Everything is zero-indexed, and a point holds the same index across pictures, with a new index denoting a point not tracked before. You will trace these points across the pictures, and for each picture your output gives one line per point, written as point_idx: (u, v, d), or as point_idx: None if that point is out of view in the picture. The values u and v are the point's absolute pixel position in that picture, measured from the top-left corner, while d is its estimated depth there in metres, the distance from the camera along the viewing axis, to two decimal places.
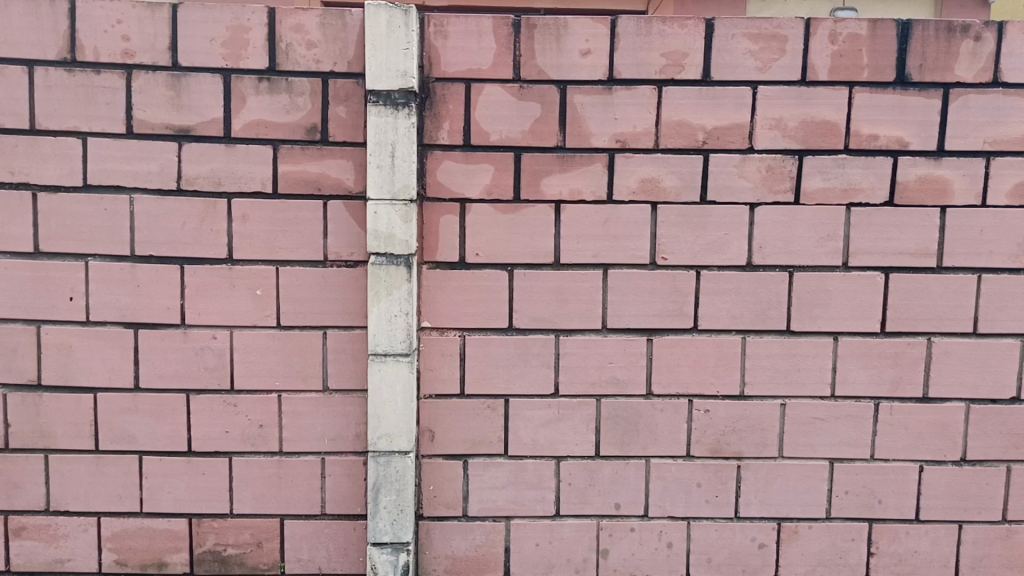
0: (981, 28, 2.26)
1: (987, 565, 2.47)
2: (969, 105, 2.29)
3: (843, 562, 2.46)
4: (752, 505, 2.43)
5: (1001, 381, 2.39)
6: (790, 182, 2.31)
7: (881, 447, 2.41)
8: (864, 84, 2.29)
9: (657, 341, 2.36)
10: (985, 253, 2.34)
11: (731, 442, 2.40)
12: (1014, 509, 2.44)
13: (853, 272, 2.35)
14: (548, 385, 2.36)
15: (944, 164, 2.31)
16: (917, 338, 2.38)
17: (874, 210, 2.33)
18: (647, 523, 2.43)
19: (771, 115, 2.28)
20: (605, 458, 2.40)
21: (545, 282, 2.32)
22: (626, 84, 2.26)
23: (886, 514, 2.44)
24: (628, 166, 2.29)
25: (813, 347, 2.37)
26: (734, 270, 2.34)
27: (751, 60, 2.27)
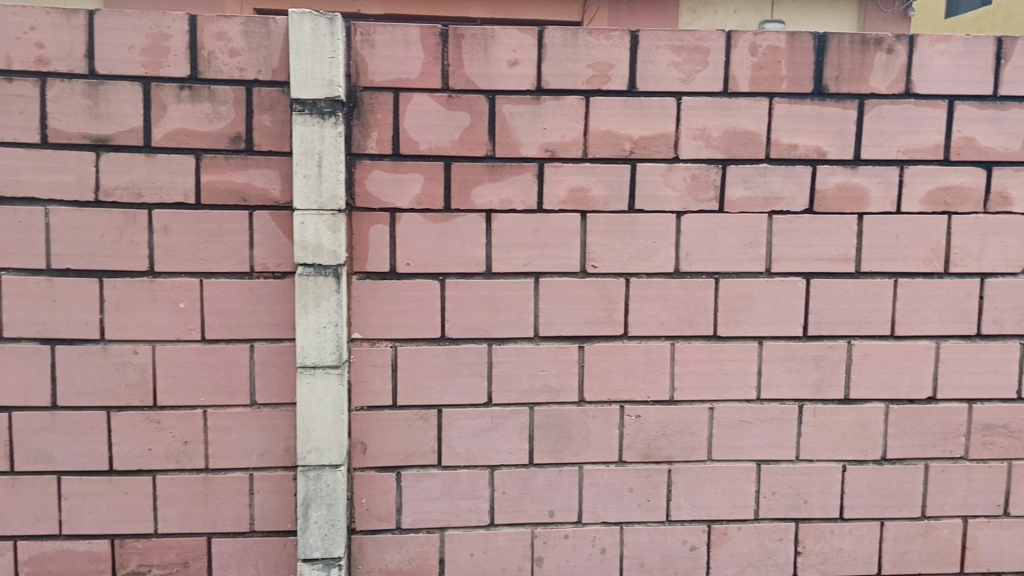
0: (893, 41, 2.35)
1: (908, 560, 2.56)
2: (882, 115, 2.38)
3: (771, 562, 2.51)
4: (683, 508, 2.47)
5: (918, 381, 2.48)
6: (714, 191, 2.36)
7: (806, 448, 2.48)
8: (784, 95, 2.35)
9: (588, 348, 2.38)
10: (901, 258, 2.44)
11: (662, 447, 2.44)
12: (932, 505, 2.54)
13: (776, 278, 2.41)
14: (480, 394, 2.36)
15: (860, 172, 2.40)
16: (838, 341, 2.45)
17: (794, 217, 2.39)
18: (580, 529, 2.44)
19: (695, 125, 2.33)
20: (538, 466, 2.41)
21: (476, 291, 2.32)
22: (553, 93, 2.28)
23: (811, 513, 2.51)
24: (557, 175, 2.31)
25: (739, 351, 2.42)
26: (662, 276, 2.38)
27: (675, 71, 2.31)
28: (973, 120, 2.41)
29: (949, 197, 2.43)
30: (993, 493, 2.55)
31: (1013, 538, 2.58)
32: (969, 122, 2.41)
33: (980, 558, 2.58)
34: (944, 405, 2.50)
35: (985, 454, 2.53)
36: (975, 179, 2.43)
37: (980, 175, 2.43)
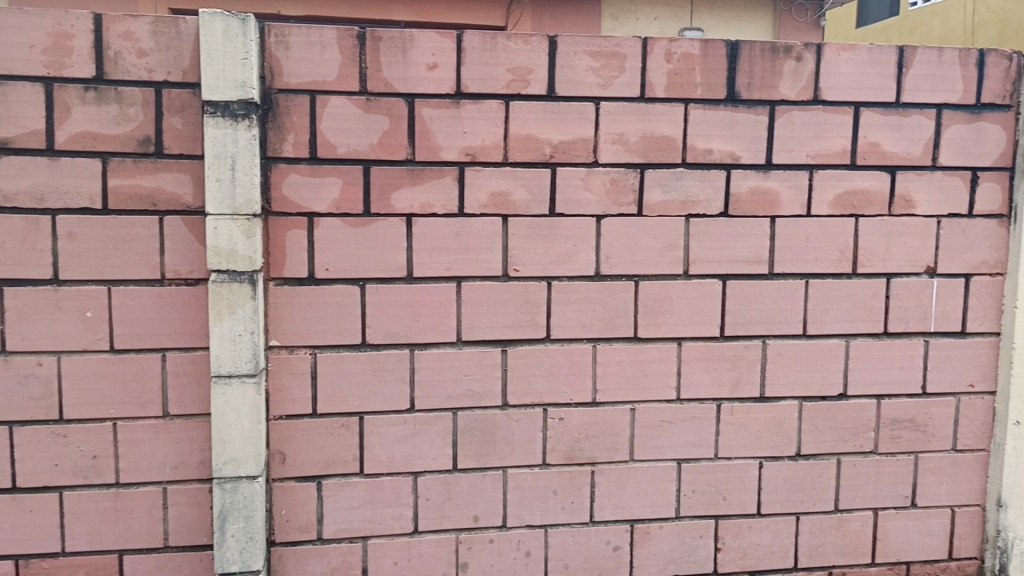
0: (802, 49, 2.43)
1: (823, 552, 2.64)
2: (793, 121, 2.46)
3: (692, 559, 2.56)
4: (606, 509, 2.49)
5: (829, 378, 2.57)
6: (633, 195, 2.40)
7: (724, 446, 2.53)
8: (698, 101, 2.40)
9: (511, 351, 2.38)
10: (811, 260, 2.52)
11: (585, 448, 2.46)
12: (844, 498, 2.63)
13: (693, 280, 2.46)
14: (403, 400, 2.34)
15: (772, 176, 2.47)
16: (753, 340, 2.51)
17: (710, 220, 2.45)
18: (505, 533, 2.44)
19: (613, 130, 2.36)
20: (462, 471, 2.40)
21: (397, 296, 2.30)
22: (473, 97, 2.28)
23: (730, 509, 2.57)
24: (478, 179, 2.30)
25: (659, 352, 2.46)
26: (583, 280, 2.40)
27: (593, 77, 2.34)
28: (877, 127, 2.51)
29: (856, 201, 2.52)
30: (900, 485, 2.66)
31: (919, 528, 2.69)
32: (874, 128, 2.50)
33: (889, 548, 2.68)
34: (854, 401, 2.59)
35: (893, 447, 2.63)
36: (880, 183, 2.53)
37: (884, 179, 2.53)
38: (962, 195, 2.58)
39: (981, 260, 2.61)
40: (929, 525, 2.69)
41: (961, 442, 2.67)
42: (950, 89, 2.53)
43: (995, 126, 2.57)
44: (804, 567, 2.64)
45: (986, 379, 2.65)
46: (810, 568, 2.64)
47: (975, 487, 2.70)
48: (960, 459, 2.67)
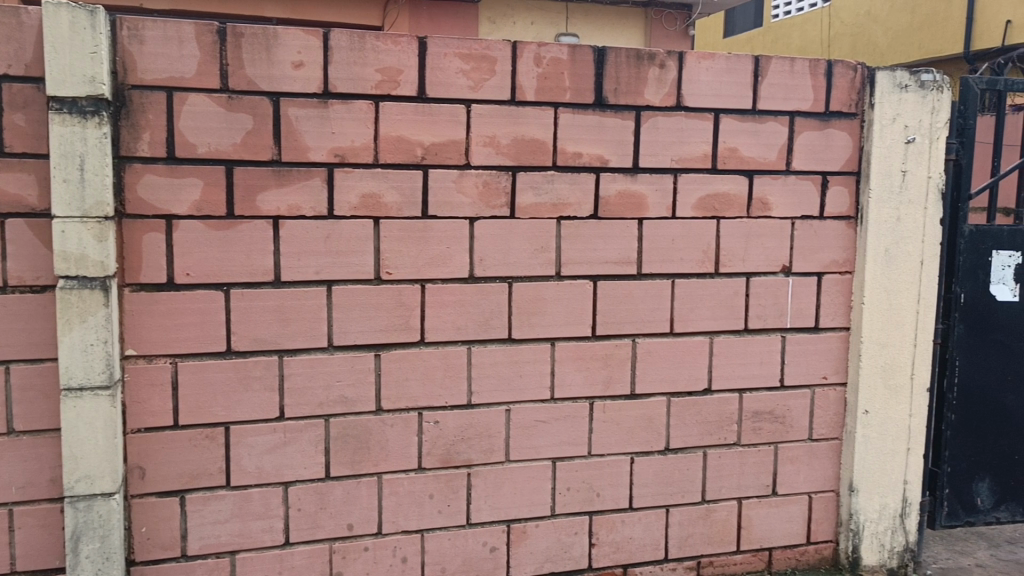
0: (665, 57, 2.52)
1: (692, 543, 2.73)
2: (657, 126, 2.54)
3: (567, 555, 2.60)
4: (483, 511, 2.49)
5: (695, 374, 2.67)
6: (505, 198, 2.41)
7: (597, 444, 2.59)
8: (567, 105, 2.45)
9: (385, 356, 2.35)
10: (677, 260, 2.61)
11: (461, 451, 2.45)
12: (711, 489, 2.73)
13: (565, 280, 2.50)
14: (272, 409, 2.27)
15: (639, 179, 2.54)
16: (623, 339, 2.58)
17: (581, 222, 2.49)
18: (381, 540, 2.40)
19: (484, 132, 2.37)
20: (335, 479, 2.34)
21: (265, 301, 2.23)
22: (341, 97, 2.24)
23: (603, 505, 2.62)
24: (347, 181, 2.26)
25: (533, 353, 2.49)
26: (457, 282, 2.40)
27: (463, 79, 2.34)
28: (736, 133, 2.62)
29: (717, 203, 2.63)
30: (762, 474, 2.79)
31: (780, 515, 2.83)
32: (733, 133, 2.62)
33: (753, 535, 2.80)
34: (718, 395, 2.70)
35: (754, 438, 2.76)
36: (739, 187, 2.65)
37: (743, 183, 2.65)
38: (813, 198, 2.73)
39: (832, 259, 2.77)
40: (789, 511, 2.83)
41: (817, 431, 2.83)
42: (802, 97, 2.68)
43: (843, 133, 2.74)
44: (675, 557, 2.73)
45: (837, 372, 2.82)
46: (680, 558, 2.73)
47: (829, 474, 2.86)
48: (816, 448, 2.83)
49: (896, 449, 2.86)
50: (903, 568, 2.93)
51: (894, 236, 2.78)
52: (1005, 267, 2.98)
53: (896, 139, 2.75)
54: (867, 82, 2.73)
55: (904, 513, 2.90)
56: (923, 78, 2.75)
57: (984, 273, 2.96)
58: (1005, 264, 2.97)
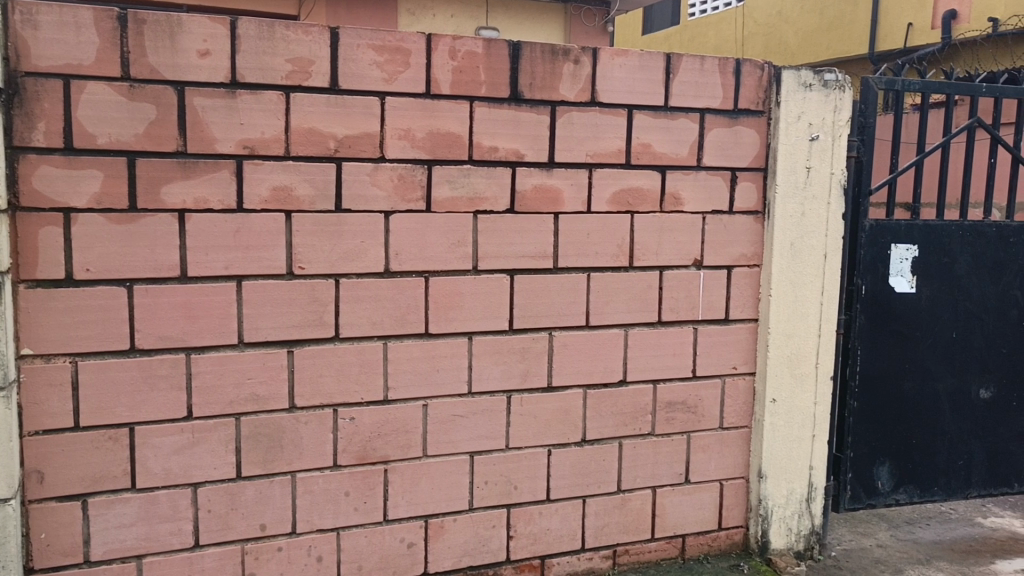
0: (579, 53, 2.54)
1: (608, 532, 2.78)
2: (572, 121, 2.56)
3: (486, 549, 2.61)
4: (400, 507, 2.48)
5: (610, 366, 2.71)
6: (421, 191, 2.40)
7: (514, 437, 2.60)
8: (483, 99, 2.44)
9: (298, 352, 2.30)
10: (592, 254, 2.64)
11: (378, 447, 2.43)
12: (626, 479, 2.78)
13: (482, 274, 2.50)
14: (179, 408, 2.20)
15: (555, 174, 2.56)
16: (540, 333, 2.60)
17: (497, 217, 2.50)
18: (295, 540, 2.36)
19: (399, 126, 2.35)
20: (247, 479, 2.29)
21: (171, 297, 2.16)
22: (250, 88, 2.19)
23: (521, 498, 2.64)
24: (257, 174, 2.21)
25: (449, 347, 2.48)
26: (372, 276, 2.37)
27: (377, 71, 2.31)
28: (648, 129, 2.67)
29: (631, 198, 2.67)
30: (675, 463, 2.85)
31: (693, 502, 2.90)
32: (645, 129, 2.66)
33: (667, 522, 2.86)
34: (633, 386, 2.75)
35: (668, 428, 2.82)
36: (652, 182, 2.70)
37: (656, 178, 2.70)
38: (723, 194, 2.80)
39: (741, 253, 2.85)
40: (701, 498, 2.91)
41: (727, 419, 2.91)
42: (711, 95, 2.74)
43: (751, 131, 2.81)
44: (591, 547, 2.76)
45: (746, 362, 2.91)
46: (597, 548, 2.77)
47: (739, 461, 2.95)
48: (727, 436, 2.91)
49: (802, 436, 2.97)
50: (810, 550, 3.04)
51: (799, 231, 2.87)
52: (903, 260, 3.11)
53: (801, 136, 2.84)
54: (774, 81, 2.82)
55: (810, 497, 3.02)
56: (826, 78, 2.85)
57: (884, 266, 3.08)
58: (903, 257, 3.11)
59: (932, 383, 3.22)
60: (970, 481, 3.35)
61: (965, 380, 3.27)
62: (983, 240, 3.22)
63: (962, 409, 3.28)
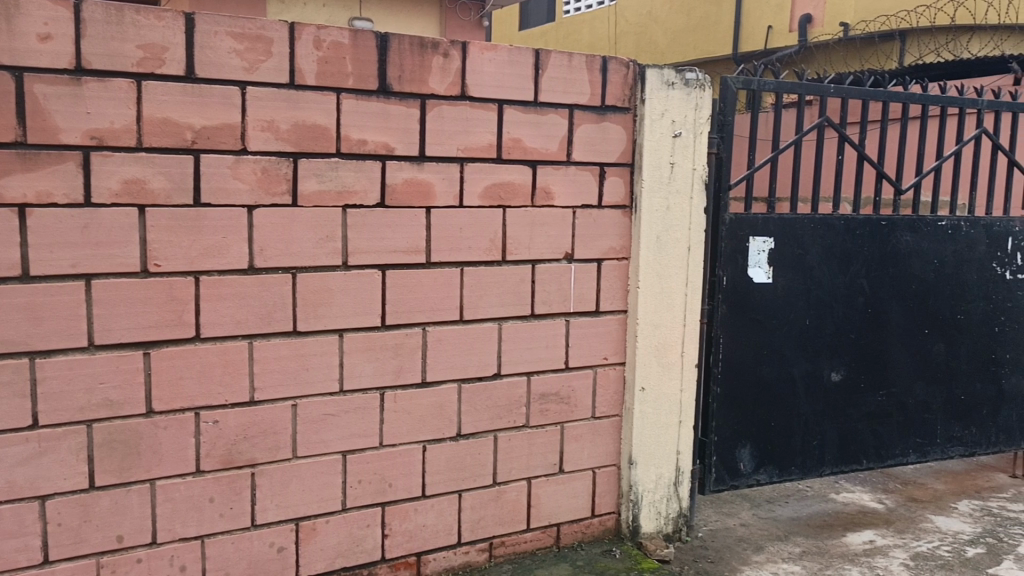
0: (448, 46, 2.53)
1: (484, 525, 2.79)
2: (442, 115, 2.54)
3: (359, 549, 2.56)
4: (269, 511, 2.40)
5: (484, 360, 2.72)
6: (286, 185, 2.32)
7: (388, 434, 2.57)
8: (350, 91, 2.39)
9: (156, 354, 2.19)
10: (465, 248, 2.64)
11: (244, 450, 2.34)
12: (502, 471, 2.80)
13: (352, 270, 2.45)
14: (23, 417, 2.05)
15: (425, 168, 2.53)
16: (413, 329, 2.57)
17: (367, 211, 2.45)
18: (155, 550, 2.25)
19: (261, 117, 2.27)
20: (101, 489, 2.16)
21: (11, 298, 2.01)
22: (97, 75, 2.06)
23: (396, 495, 2.61)
24: (107, 166, 2.09)
25: (319, 345, 2.42)
26: (235, 273, 2.28)
27: (236, 60, 2.22)
28: (519, 123, 2.68)
29: (503, 192, 2.69)
30: (550, 454, 2.89)
31: (567, 491, 2.95)
32: (516, 124, 2.68)
33: (542, 512, 2.91)
34: (506, 379, 2.77)
35: (542, 419, 2.86)
36: (523, 176, 2.72)
37: (527, 172, 2.72)
38: (592, 188, 2.85)
39: (610, 246, 2.91)
40: (575, 487, 2.96)
41: (599, 409, 2.97)
42: (579, 91, 2.79)
43: (617, 127, 2.88)
44: (467, 541, 2.77)
45: (616, 352, 2.98)
46: (473, 541, 2.78)
47: (611, 448, 3.02)
48: (598, 425, 2.98)
49: (669, 422, 3.07)
50: (678, 532, 3.15)
51: (664, 224, 2.96)
52: (761, 252, 3.26)
53: (664, 132, 2.93)
54: (639, 78, 2.89)
55: (677, 481, 3.12)
56: (688, 77, 2.95)
57: (743, 258, 3.22)
58: (760, 249, 3.26)
59: (788, 367, 3.39)
60: (824, 460, 3.55)
61: (818, 364, 3.47)
62: (832, 232, 3.42)
63: (815, 392, 3.48)
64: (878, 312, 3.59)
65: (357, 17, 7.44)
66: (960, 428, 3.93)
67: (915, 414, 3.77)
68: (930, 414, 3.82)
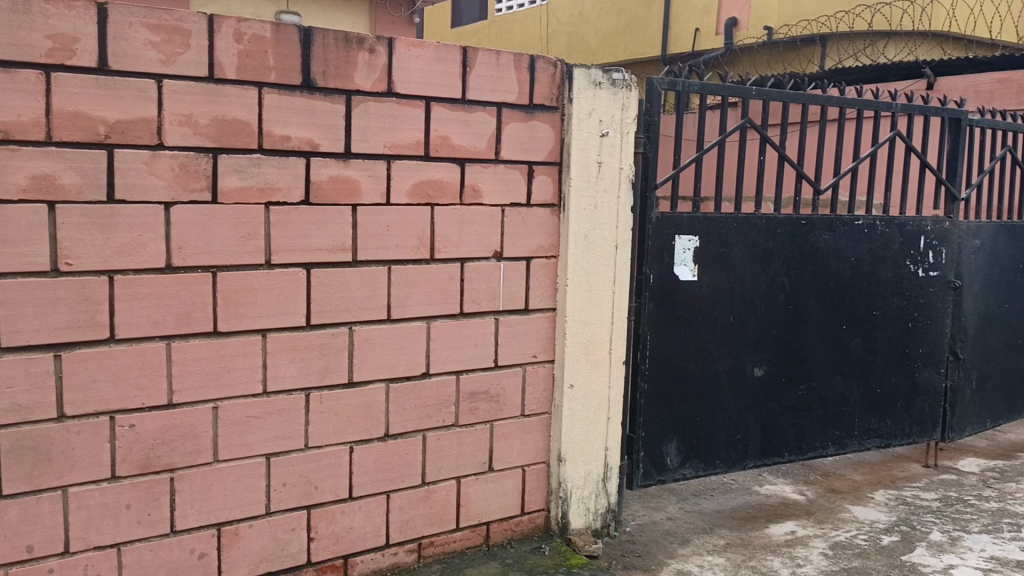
0: (374, 42, 2.50)
1: (412, 525, 2.77)
2: (368, 112, 2.51)
3: (284, 553, 2.52)
4: (189, 516, 2.34)
5: (413, 360, 2.69)
6: (206, 181, 2.26)
7: (314, 436, 2.52)
8: (272, 85, 2.34)
9: (68, 356, 2.11)
10: (392, 246, 2.61)
11: (162, 454, 2.27)
12: (430, 471, 2.78)
13: (275, 269, 2.40)
14: None
15: (351, 165, 2.50)
16: (339, 328, 2.54)
17: (291, 209, 2.40)
18: (68, 560, 2.17)
19: (179, 111, 2.20)
20: (9, 497, 2.07)
21: None
22: (3, 65, 1.97)
23: (322, 497, 2.57)
24: (13, 161, 2.00)
25: (242, 346, 2.36)
26: (152, 272, 2.21)
27: (152, 52, 2.15)
28: (446, 121, 2.67)
29: (431, 190, 2.67)
30: (479, 452, 2.89)
31: (496, 489, 2.95)
32: (443, 122, 2.66)
33: (471, 511, 2.90)
34: (435, 378, 2.75)
35: (471, 418, 2.85)
36: (451, 174, 2.70)
37: (455, 170, 2.71)
38: (520, 186, 2.85)
39: (539, 244, 2.92)
40: (504, 485, 2.96)
41: (528, 407, 2.98)
42: (507, 90, 2.78)
43: (545, 125, 2.89)
44: (396, 542, 2.74)
45: (545, 350, 2.99)
46: (401, 542, 2.75)
47: (540, 446, 3.03)
48: (528, 423, 2.99)
49: (597, 419, 3.09)
50: (606, 528, 3.19)
51: (592, 222, 2.98)
52: (686, 250, 3.31)
53: (591, 131, 2.95)
54: (567, 77, 2.90)
55: (606, 477, 3.15)
56: (614, 77, 2.97)
57: (669, 255, 3.27)
58: (686, 248, 3.31)
59: (713, 363, 3.46)
60: (748, 453, 3.63)
61: (741, 359, 3.54)
62: (754, 231, 3.50)
63: (739, 387, 3.55)
64: (799, 309, 3.69)
65: (285, 12, 7.30)
66: (876, 420, 4.06)
67: (834, 408, 3.88)
68: (848, 407, 3.94)
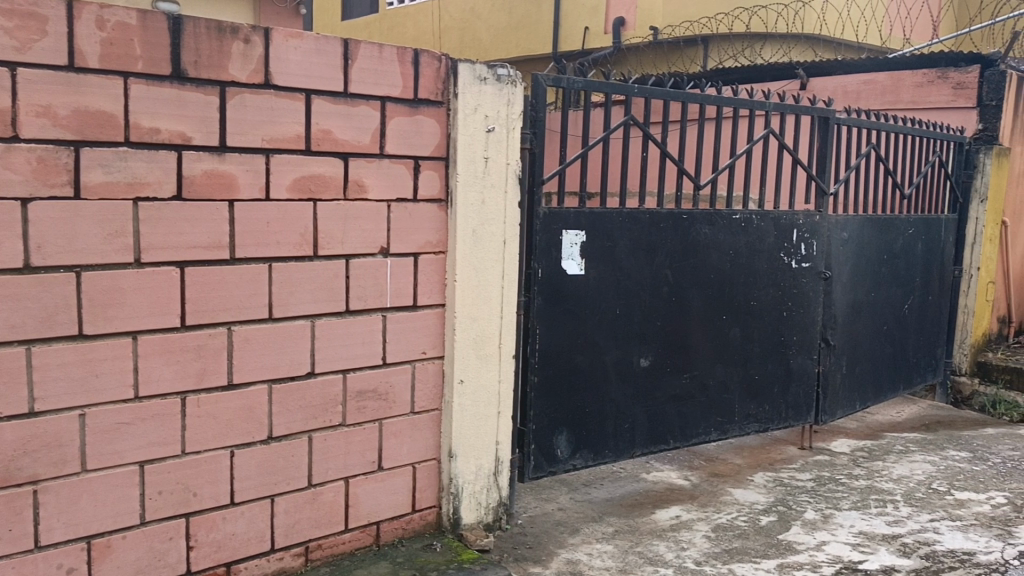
0: (249, 32, 2.42)
1: (299, 529, 2.70)
2: (245, 104, 2.43)
3: (162, 563, 2.41)
4: (55, 530, 2.21)
5: (297, 359, 2.63)
6: (67, 176, 2.14)
7: (192, 441, 2.43)
8: (139, 75, 2.23)
9: None
10: (272, 243, 2.53)
11: (24, 466, 2.14)
12: (317, 473, 2.72)
13: (146, 268, 2.29)
14: None
15: (227, 159, 2.41)
16: (217, 329, 2.45)
17: (162, 205, 2.30)
18: None
19: (36, 101, 2.07)
20: None
21: None
22: None
23: (201, 505, 2.47)
24: None
25: (111, 349, 2.25)
26: (8, 272, 2.07)
27: (5, 38, 2.02)
28: (328, 115, 2.61)
29: (313, 186, 2.60)
30: (368, 452, 2.85)
31: (386, 488, 2.91)
32: (325, 115, 2.60)
33: (361, 511, 2.86)
34: (321, 378, 2.69)
35: (358, 417, 2.80)
36: (334, 169, 2.65)
37: (337, 165, 2.65)
38: (405, 182, 2.82)
39: (426, 240, 2.90)
40: (394, 483, 2.93)
41: (417, 404, 2.95)
42: (391, 84, 2.75)
43: (430, 120, 2.86)
44: (281, 547, 2.67)
45: (435, 346, 2.97)
46: (287, 546, 2.69)
47: (431, 442, 3.01)
48: (418, 420, 2.96)
49: (488, 413, 3.10)
50: (497, 521, 3.20)
51: (479, 218, 2.98)
52: (573, 245, 3.36)
53: (477, 127, 2.94)
54: (451, 72, 2.88)
55: (497, 471, 3.17)
56: (499, 73, 2.97)
57: (557, 250, 3.30)
58: (573, 242, 3.36)
59: (601, 354, 3.52)
60: (635, 441, 3.72)
61: (628, 350, 3.62)
62: (639, 225, 3.58)
63: (626, 377, 3.63)
64: (681, 300, 3.80)
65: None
66: (755, 406, 4.23)
67: (715, 395, 4.03)
68: (729, 394, 4.09)
